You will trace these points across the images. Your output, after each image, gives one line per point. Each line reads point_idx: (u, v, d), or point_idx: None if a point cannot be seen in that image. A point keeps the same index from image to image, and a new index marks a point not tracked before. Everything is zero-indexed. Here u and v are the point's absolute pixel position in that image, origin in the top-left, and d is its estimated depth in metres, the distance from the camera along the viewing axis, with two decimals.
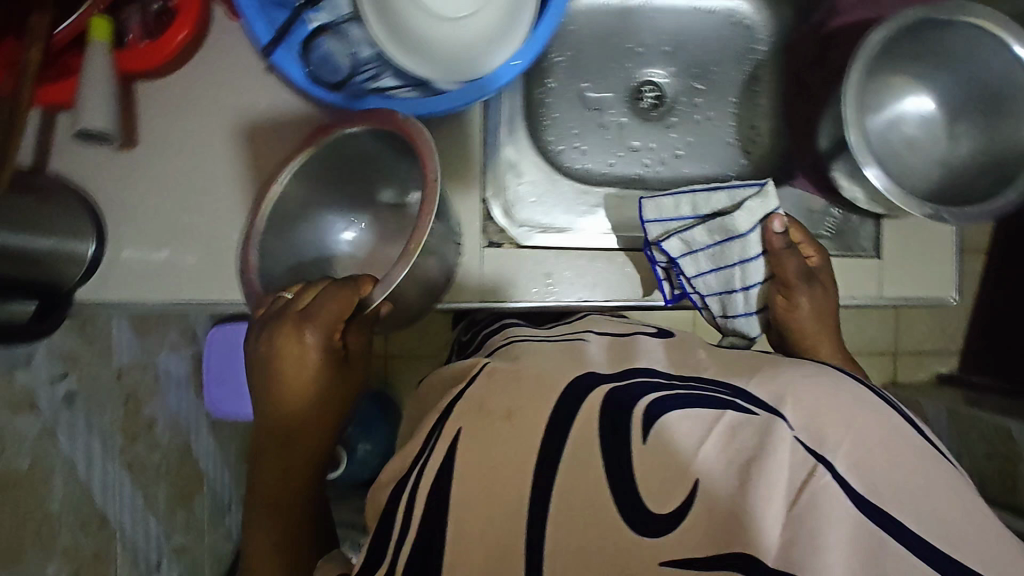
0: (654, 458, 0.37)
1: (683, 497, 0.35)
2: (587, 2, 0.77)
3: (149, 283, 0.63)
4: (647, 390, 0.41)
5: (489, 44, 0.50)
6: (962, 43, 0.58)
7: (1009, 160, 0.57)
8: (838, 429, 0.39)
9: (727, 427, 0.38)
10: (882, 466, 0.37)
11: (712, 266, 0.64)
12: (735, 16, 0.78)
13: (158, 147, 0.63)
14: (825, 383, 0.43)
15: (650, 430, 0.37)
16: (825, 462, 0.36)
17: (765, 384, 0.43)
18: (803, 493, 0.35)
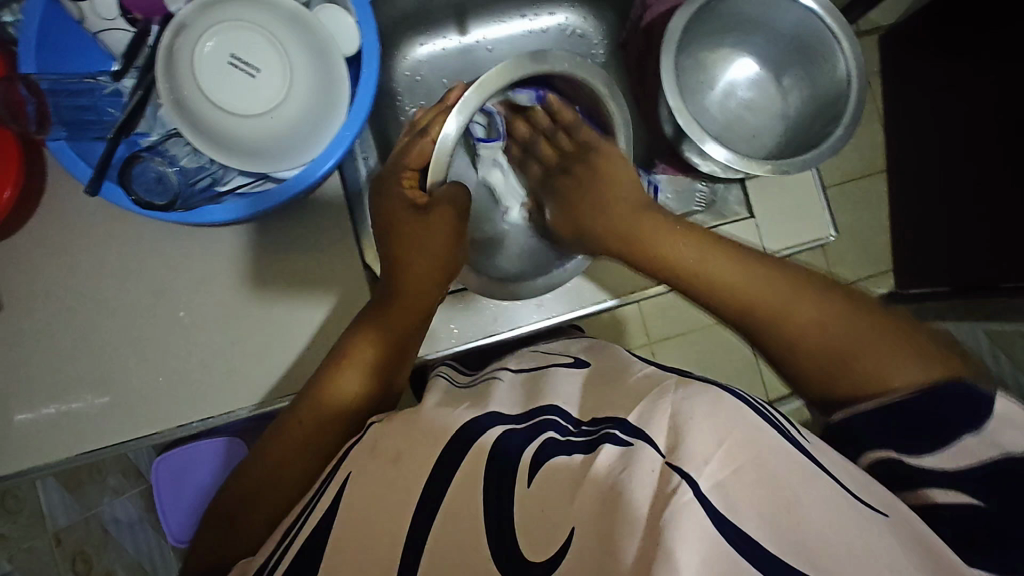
0: (536, 503, 0.38)
1: (556, 545, 0.35)
2: (425, 52, 0.79)
3: (47, 443, 0.61)
4: (540, 431, 0.44)
5: (317, 121, 0.51)
6: (755, 7, 0.61)
7: (831, 99, 0.61)
8: (706, 441, 0.37)
9: (603, 463, 0.37)
10: (755, 488, 0.36)
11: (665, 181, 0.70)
12: (567, 28, 0.81)
13: (23, 307, 0.61)
14: (704, 401, 0.41)
15: (536, 475, 0.40)
16: (688, 478, 0.35)
17: (649, 409, 0.42)
18: (664, 514, 0.33)
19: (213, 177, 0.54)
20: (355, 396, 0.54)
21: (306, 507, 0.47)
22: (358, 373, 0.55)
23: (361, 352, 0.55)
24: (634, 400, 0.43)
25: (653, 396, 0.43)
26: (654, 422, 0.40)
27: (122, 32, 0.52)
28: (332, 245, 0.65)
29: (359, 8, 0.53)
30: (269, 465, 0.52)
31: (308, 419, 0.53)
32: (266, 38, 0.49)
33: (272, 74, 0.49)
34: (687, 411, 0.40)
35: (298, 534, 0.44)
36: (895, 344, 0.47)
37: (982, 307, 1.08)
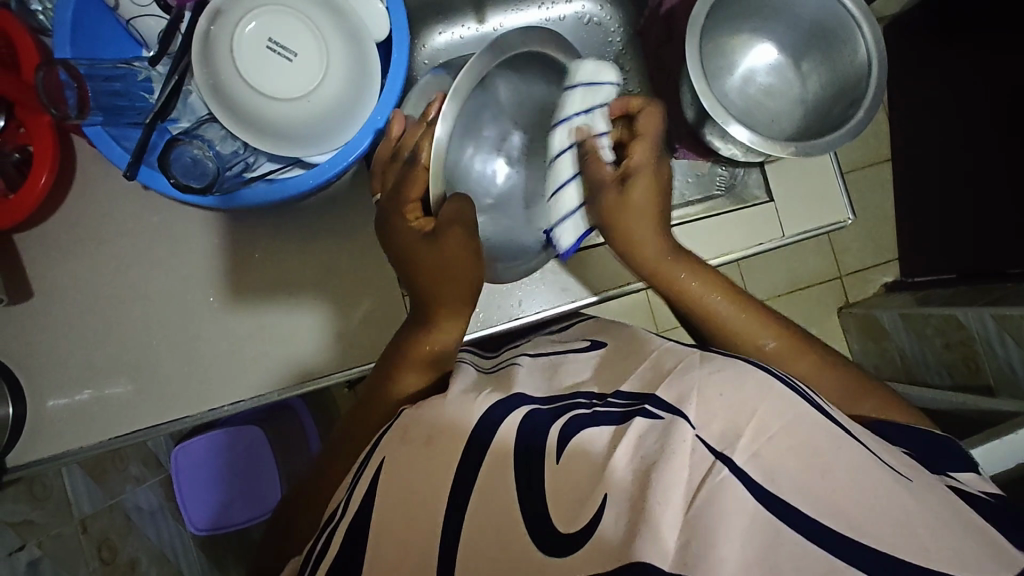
0: (565, 480, 0.39)
1: (587, 513, 0.37)
2: (444, 40, 0.79)
3: (81, 429, 0.61)
4: (568, 409, 0.45)
5: (352, 106, 0.52)
6: None
7: (851, 83, 0.62)
8: (741, 419, 0.40)
9: (635, 438, 0.39)
10: (786, 455, 0.38)
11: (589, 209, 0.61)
12: (584, 16, 0.82)
13: (56, 294, 0.62)
14: (730, 374, 0.43)
15: (564, 449, 0.40)
16: (723, 457, 0.37)
17: (675, 382, 0.43)
18: (701, 491, 0.35)
19: (244, 165, 0.54)
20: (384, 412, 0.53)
21: (345, 490, 0.47)
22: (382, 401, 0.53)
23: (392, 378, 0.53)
24: (664, 373, 0.45)
25: (681, 369, 0.45)
26: (682, 396, 0.41)
27: (155, 18, 0.53)
28: (360, 232, 0.66)
29: None
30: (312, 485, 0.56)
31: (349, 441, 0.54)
32: (305, 24, 0.50)
33: (308, 60, 0.50)
34: (717, 388, 0.42)
35: (342, 521, 0.44)
36: (842, 394, 0.54)
37: (989, 293, 1.10)
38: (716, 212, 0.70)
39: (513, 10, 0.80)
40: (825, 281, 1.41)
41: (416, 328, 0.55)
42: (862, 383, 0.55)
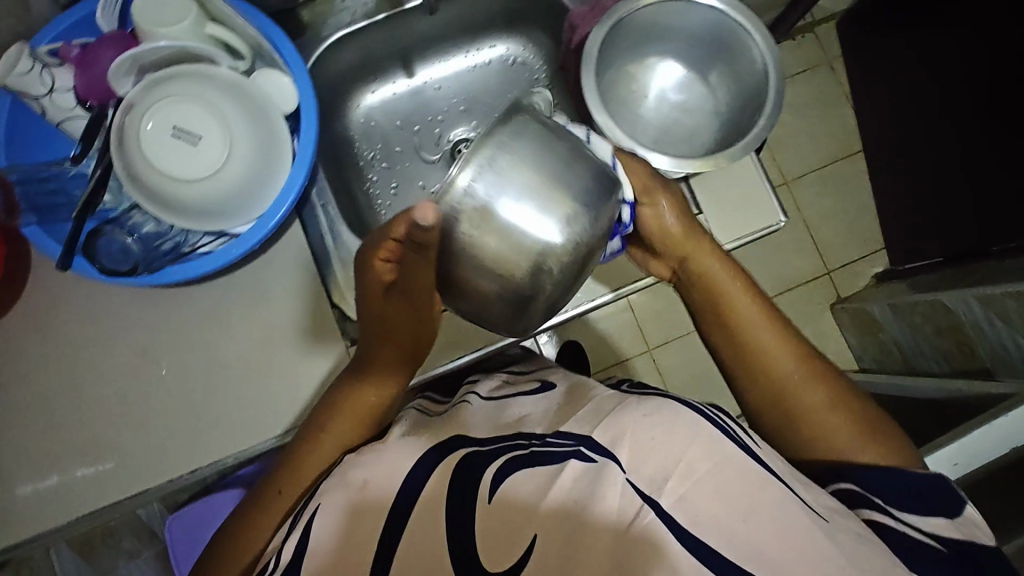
0: (498, 519, 0.39)
1: (517, 554, 0.37)
2: (376, 99, 0.84)
3: (50, 512, 0.63)
4: (503, 451, 0.44)
5: (262, 177, 0.55)
6: (661, 15, 0.65)
7: (753, 87, 0.63)
8: (665, 463, 0.40)
9: (568, 478, 0.40)
10: (710, 496, 0.38)
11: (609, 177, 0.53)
12: (508, 58, 0.85)
13: (16, 383, 0.65)
14: (666, 416, 0.43)
15: (495, 491, 0.40)
16: (650, 500, 0.37)
17: (612, 425, 0.44)
18: (629, 535, 0.36)
19: (176, 242, 0.57)
20: (298, 486, 0.52)
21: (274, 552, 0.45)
22: (306, 464, 0.53)
23: (340, 424, 0.55)
24: (597, 419, 0.45)
25: (619, 412, 0.45)
26: (618, 441, 0.42)
27: (80, 119, 0.56)
28: (287, 285, 0.66)
29: (293, 68, 0.58)
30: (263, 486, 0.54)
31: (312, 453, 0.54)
32: (207, 107, 0.53)
33: (214, 140, 0.53)
34: (648, 431, 0.42)
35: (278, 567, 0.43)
36: (861, 436, 0.49)
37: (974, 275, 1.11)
38: None
39: (440, 63, 0.85)
40: (813, 278, 1.44)
41: (348, 381, 0.57)
42: (886, 435, 0.50)
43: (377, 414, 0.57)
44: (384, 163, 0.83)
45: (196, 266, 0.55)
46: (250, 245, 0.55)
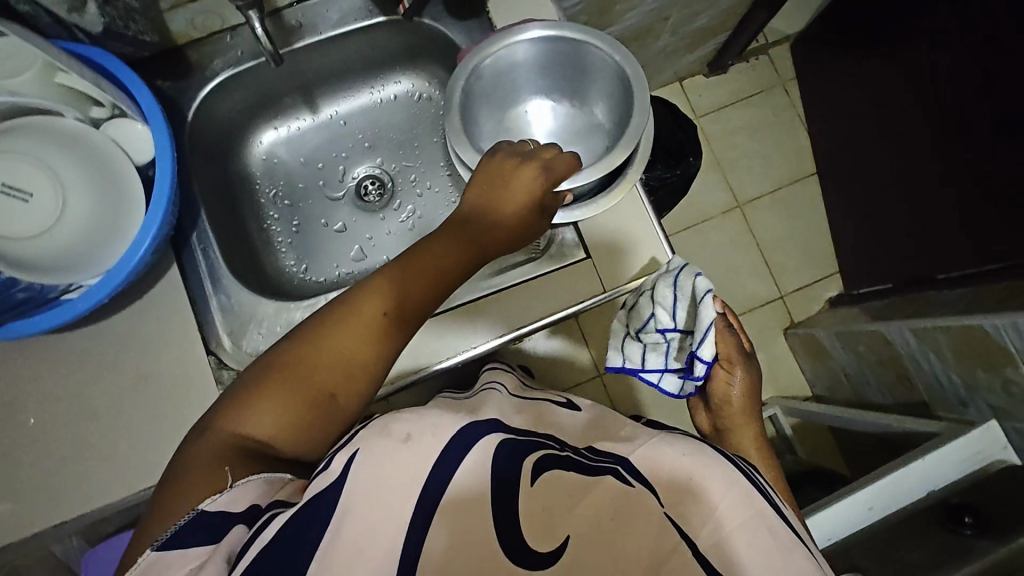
0: (542, 507, 0.37)
1: (557, 542, 0.36)
2: (277, 136, 0.82)
3: None
4: (535, 445, 0.41)
5: (102, 231, 0.53)
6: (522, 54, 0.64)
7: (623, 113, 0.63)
8: (701, 508, 0.40)
9: (609, 488, 0.39)
10: (744, 549, 0.38)
11: (677, 305, 0.59)
12: (413, 93, 0.83)
13: None
14: (702, 457, 0.42)
15: (539, 476, 0.38)
16: (688, 539, 0.37)
17: (654, 453, 0.43)
18: (664, 565, 0.36)
19: (32, 290, 0.53)
20: (293, 416, 0.45)
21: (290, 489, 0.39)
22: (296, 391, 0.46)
23: (336, 361, 0.47)
24: (635, 442, 0.44)
25: (657, 438, 0.44)
26: (656, 468, 0.42)
27: None
28: (169, 337, 0.66)
29: (150, 117, 0.57)
30: (318, 349, 0.46)
31: (304, 376, 0.46)
32: (39, 165, 0.52)
33: (47, 198, 0.52)
34: (687, 471, 0.41)
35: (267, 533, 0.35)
36: None
37: (917, 305, 1.08)
38: (530, 277, 0.66)
39: (343, 98, 0.83)
40: (766, 303, 1.41)
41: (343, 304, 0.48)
42: None
43: (374, 357, 0.48)
44: (286, 200, 0.82)
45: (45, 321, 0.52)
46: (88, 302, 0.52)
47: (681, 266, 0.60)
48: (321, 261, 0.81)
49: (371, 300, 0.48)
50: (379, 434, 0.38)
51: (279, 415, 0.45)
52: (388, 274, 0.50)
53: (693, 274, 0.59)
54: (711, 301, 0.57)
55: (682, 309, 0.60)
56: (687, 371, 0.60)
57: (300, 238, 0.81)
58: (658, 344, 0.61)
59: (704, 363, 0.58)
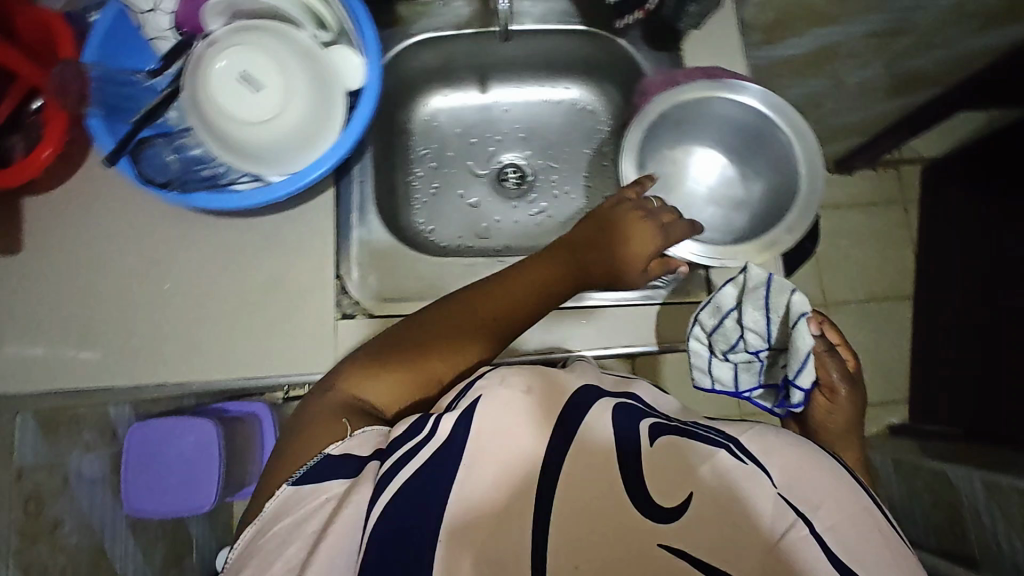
0: (659, 461, 0.37)
1: (677, 501, 0.36)
2: (445, 104, 0.87)
3: (23, 380, 0.67)
4: (641, 412, 0.41)
5: (307, 137, 0.58)
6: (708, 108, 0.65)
7: (784, 193, 0.64)
8: (814, 490, 0.38)
9: (722, 459, 0.38)
10: (860, 534, 0.36)
11: (769, 326, 0.58)
12: (578, 103, 0.87)
13: (40, 255, 0.70)
14: (812, 451, 0.41)
15: (656, 437, 0.39)
16: (804, 517, 0.36)
17: (767, 439, 0.41)
18: (783, 539, 0.35)
19: (216, 172, 0.60)
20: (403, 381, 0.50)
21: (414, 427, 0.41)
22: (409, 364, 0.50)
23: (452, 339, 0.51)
24: (742, 426, 0.43)
25: (762, 428, 0.43)
26: (768, 452, 0.40)
27: (168, 41, 0.61)
28: (307, 249, 0.70)
29: (367, 48, 0.60)
30: (436, 328, 0.52)
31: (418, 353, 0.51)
32: (275, 63, 0.57)
33: (273, 94, 0.57)
34: (796, 460, 0.40)
35: (403, 473, 0.38)
36: None
37: (993, 458, 1.04)
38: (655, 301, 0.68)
39: (514, 88, 0.88)
40: None
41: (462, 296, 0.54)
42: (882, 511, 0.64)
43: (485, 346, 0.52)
44: (433, 163, 0.86)
45: (230, 200, 0.58)
46: (267, 196, 0.58)
47: (768, 283, 0.57)
48: (448, 230, 0.85)
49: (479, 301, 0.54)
50: (500, 383, 0.40)
51: (388, 386, 0.50)
52: (501, 283, 0.55)
53: (785, 291, 0.56)
54: (804, 326, 0.55)
55: (775, 329, 0.58)
56: (783, 395, 0.59)
57: (438, 203, 0.85)
58: (749, 364, 0.60)
59: (802, 390, 0.56)
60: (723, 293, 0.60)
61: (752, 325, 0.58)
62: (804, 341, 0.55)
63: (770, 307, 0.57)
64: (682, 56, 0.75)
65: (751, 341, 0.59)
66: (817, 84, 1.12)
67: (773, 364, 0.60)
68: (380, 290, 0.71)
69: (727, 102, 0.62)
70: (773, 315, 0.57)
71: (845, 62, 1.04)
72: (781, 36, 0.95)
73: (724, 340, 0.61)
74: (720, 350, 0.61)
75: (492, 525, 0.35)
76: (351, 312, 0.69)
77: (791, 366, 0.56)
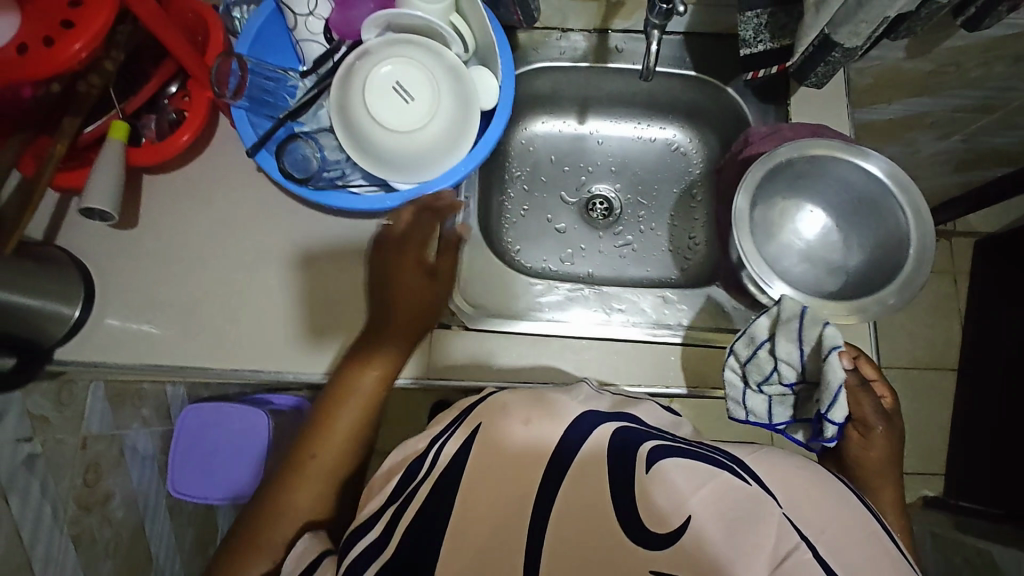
0: (657, 488, 0.40)
1: (671, 527, 0.38)
2: (543, 129, 0.89)
3: (121, 350, 0.68)
4: (648, 437, 0.44)
5: (444, 150, 0.60)
6: (830, 167, 0.65)
7: (892, 260, 0.63)
8: (817, 514, 0.41)
9: (721, 483, 0.41)
10: (859, 555, 0.39)
11: (802, 356, 0.59)
12: (673, 144, 0.89)
13: (152, 231, 0.72)
14: (810, 478, 0.44)
15: (652, 466, 0.41)
16: (807, 539, 0.39)
17: (767, 461, 0.45)
18: (787, 561, 0.37)
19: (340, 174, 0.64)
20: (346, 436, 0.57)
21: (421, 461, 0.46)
22: (348, 422, 0.57)
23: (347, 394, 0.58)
24: (751, 449, 0.47)
25: (771, 453, 0.47)
26: (771, 476, 0.44)
27: (318, 45, 0.64)
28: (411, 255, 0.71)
29: (505, 76, 0.64)
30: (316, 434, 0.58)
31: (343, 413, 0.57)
32: (426, 76, 0.59)
33: (422, 105, 0.59)
34: (794, 487, 0.43)
35: (413, 502, 0.43)
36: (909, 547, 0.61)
37: None
38: None
39: (612, 122, 0.90)
40: None
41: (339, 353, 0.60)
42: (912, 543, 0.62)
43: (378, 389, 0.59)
44: (525, 186, 0.89)
45: (358, 202, 0.60)
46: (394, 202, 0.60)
47: (798, 314, 0.58)
48: (534, 252, 0.86)
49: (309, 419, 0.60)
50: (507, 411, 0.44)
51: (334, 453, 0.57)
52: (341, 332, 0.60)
53: (820, 324, 0.57)
54: (836, 358, 0.55)
55: (808, 360, 0.59)
56: (815, 429, 0.60)
57: (527, 225, 0.87)
58: (783, 396, 0.61)
59: (835, 425, 0.57)
60: (757, 325, 0.60)
61: (785, 356, 0.59)
62: (833, 372, 0.56)
63: (802, 338, 0.58)
64: (787, 112, 0.77)
65: (786, 373, 0.60)
66: (893, 150, 1.14)
67: (806, 392, 0.60)
68: (475, 304, 0.73)
69: (854, 167, 0.63)
70: (802, 345, 0.58)
71: (924, 131, 1.06)
72: (870, 101, 0.97)
73: (760, 372, 0.61)
74: (754, 383, 0.61)
75: (493, 532, 0.39)
76: (446, 321, 0.70)
77: (823, 400, 0.57)
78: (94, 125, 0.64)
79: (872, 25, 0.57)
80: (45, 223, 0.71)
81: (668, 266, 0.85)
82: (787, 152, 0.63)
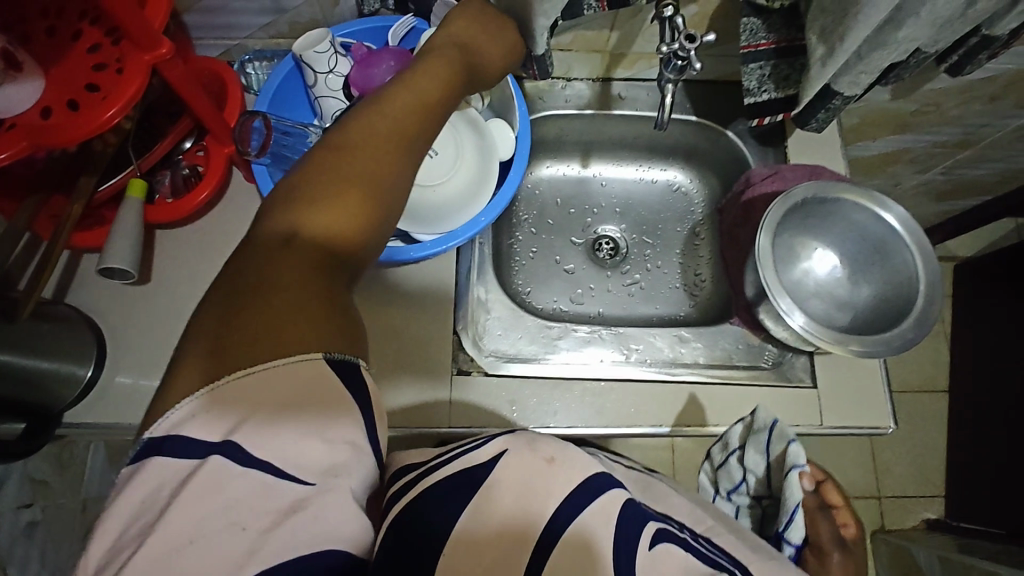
0: (651, 570, 0.36)
1: None
2: (549, 173, 0.92)
3: (135, 409, 0.66)
4: (657, 521, 0.40)
5: (466, 201, 0.62)
6: (839, 208, 0.68)
7: (900, 297, 0.66)
8: None
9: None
10: None
11: (767, 469, 0.62)
12: (674, 185, 0.92)
13: (166, 286, 0.71)
14: None
15: (657, 542, 0.38)
16: None
17: (770, 569, 0.42)
18: None
19: None
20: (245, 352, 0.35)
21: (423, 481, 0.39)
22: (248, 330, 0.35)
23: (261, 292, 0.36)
24: (755, 554, 0.43)
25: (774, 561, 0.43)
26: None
27: (336, 101, 0.66)
28: (430, 304, 0.72)
29: (521, 125, 0.65)
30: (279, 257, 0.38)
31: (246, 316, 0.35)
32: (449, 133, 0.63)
33: (444, 160, 0.63)
34: None
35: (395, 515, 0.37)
36: None
37: None
38: (757, 382, 0.72)
39: (614, 165, 0.92)
40: None
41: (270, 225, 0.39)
42: None
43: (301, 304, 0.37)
44: (533, 229, 0.90)
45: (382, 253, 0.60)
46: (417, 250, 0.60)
47: (768, 429, 0.62)
48: (544, 294, 0.87)
49: (321, 192, 0.40)
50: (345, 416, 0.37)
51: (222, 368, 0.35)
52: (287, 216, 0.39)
53: (786, 440, 0.60)
54: (795, 479, 0.57)
55: (775, 474, 0.61)
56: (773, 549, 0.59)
57: (537, 266, 0.88)
58: (750, 508, 0.63)
59: (790, 545, 0.57)
60: (732, 431, 0.65)
61: (751, 466, 0.62)
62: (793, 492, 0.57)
63: (771, 452, 0.61)
64: (785, 153, 0.81)
65: (750, 481, 0.63)
66: (876, 182, 1.19)
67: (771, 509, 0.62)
68: (493, 348, 0.73)
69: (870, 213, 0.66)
70: (771, 458, 0.61)
71: (907, 165, 1.11)
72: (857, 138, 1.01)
73: (727, 479, 0.65)
74: (724, 485, 0.65)
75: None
76: (467, 368, 0.70)
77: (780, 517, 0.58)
78: (110, 182, 0.63)
79: (869, 75, 0.61)
80: (57, 282, 0.69)
81: (677, 303, 0.87)
82: (802, 190, 0.66)
